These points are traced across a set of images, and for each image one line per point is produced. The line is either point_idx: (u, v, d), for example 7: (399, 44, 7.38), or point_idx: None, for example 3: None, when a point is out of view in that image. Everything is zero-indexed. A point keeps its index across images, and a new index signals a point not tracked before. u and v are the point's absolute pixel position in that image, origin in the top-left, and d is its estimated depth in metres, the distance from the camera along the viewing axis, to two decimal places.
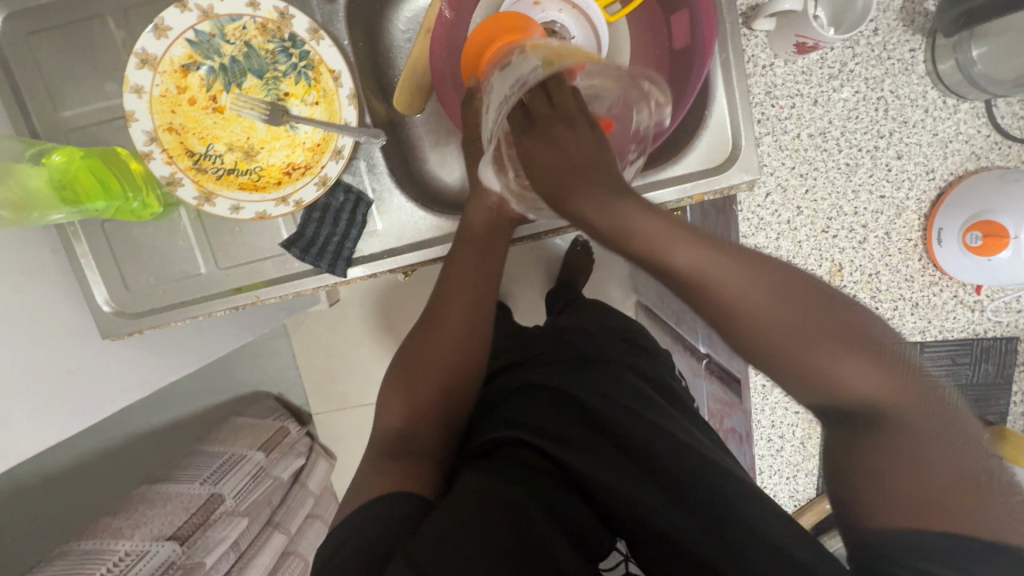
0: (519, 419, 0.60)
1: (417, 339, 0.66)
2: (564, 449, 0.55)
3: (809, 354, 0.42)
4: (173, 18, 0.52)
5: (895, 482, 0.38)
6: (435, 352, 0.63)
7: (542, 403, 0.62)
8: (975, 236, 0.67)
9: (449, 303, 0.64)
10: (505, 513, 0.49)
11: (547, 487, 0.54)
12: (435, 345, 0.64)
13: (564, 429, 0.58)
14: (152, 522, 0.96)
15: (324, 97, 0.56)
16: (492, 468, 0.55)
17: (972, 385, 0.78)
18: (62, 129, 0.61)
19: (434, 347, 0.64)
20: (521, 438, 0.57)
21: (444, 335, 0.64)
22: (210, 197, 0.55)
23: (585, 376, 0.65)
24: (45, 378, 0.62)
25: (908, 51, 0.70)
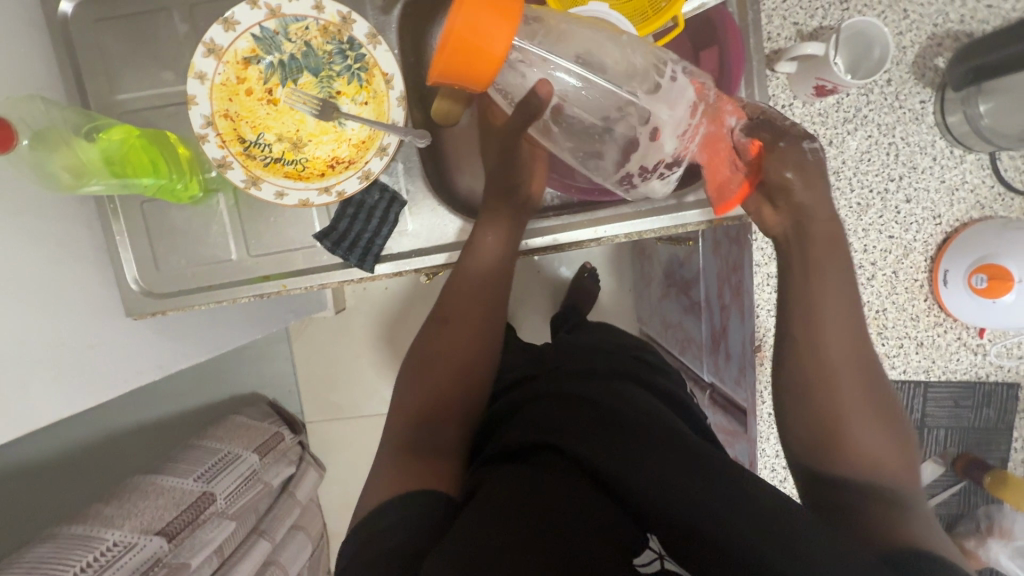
0: (539, 422, 0.60)
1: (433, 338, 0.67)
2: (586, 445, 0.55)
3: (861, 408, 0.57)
4: (243, 14, 0.56)
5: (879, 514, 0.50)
6: (456, 345, 0.66)
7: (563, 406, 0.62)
8: (980, 278, 0.70)
9: (464, 295, 0.67)
10: (527, 505, 0.48)
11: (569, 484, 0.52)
12: (456, 338, 0.66)
13: (585, 430, 0.57)
14: (143, 514, 0.93)
15: (374, 97, 0.59)
16: (513, 469, 0.54)
17: (974, 429, 0.81)
18: (117, 111, 0.63)
19: (455, 341, 0.66)
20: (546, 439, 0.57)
21: (462, 334, 0.66)
22: (257, 180, 0.57)
23: (606, 388, 0.66)
24: (62, 350, 0.62)
25: (919, 102, 0.75)
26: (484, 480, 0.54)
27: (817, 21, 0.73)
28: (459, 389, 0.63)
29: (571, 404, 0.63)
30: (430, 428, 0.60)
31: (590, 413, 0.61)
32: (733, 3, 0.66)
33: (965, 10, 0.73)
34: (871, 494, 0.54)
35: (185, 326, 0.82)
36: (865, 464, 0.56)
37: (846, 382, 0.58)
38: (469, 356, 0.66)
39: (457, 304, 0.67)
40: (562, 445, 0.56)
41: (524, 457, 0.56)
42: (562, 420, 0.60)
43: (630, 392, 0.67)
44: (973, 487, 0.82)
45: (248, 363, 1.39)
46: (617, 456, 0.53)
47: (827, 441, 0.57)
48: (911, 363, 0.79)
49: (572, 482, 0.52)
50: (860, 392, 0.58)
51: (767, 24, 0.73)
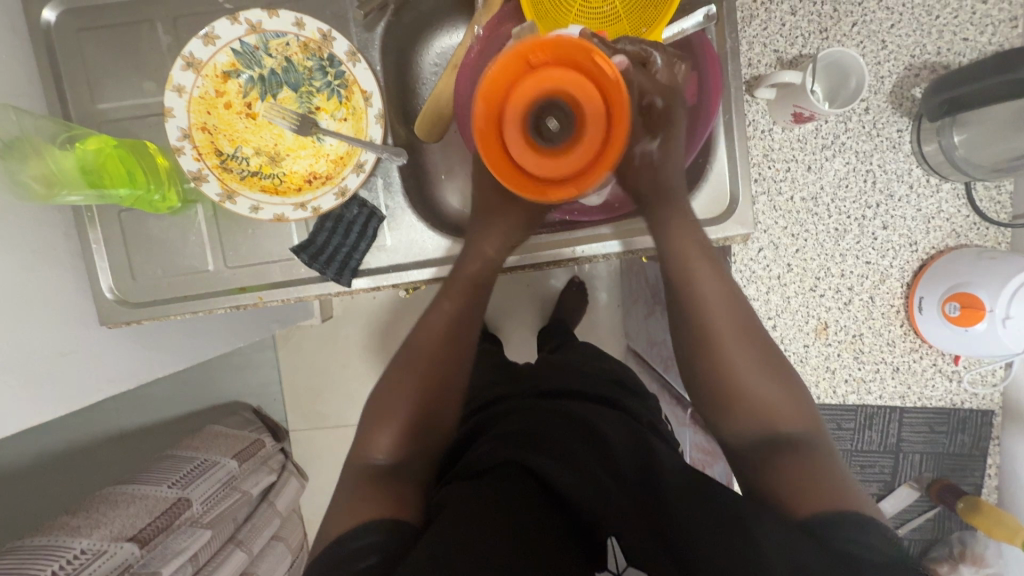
0: (505, 443, 0.60)
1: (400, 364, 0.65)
2: (554, 464, 0.56)
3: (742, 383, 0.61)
4: (223, 28, 0.57)
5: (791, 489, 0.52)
6: (412, 392, 0.62)
7: (538, 423, 0.64)
8: (953, 306, 0.71)
9: (427, 345, 0.65)
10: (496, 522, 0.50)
11: (534, 500, 0.54)
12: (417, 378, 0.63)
13: (558, 448, 0.59)
14: (113, 522, 0.92)
15: (353, 114, 0.60)
16: (474, 492, 0.54)
17: (949, 454, 0.81)
18: (97, 120, 0.63)
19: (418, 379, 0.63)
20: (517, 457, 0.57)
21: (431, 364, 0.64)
22: (232, 195, 0.57)
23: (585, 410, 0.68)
24: (32, 359, 0.61)
25: (896, 131, 0.76)
26: (451, 495, 0.55)
27: (797, 50, 0.74)
28: (422, 430, 0.61)
29: (538, 426, 0.63)
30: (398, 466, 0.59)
31: (557, 436, 0.61)
32: (714, 30, 0.67)
33: (941, 42, 0.74)
34: (771, 447, 0.57)
35: (163, 335, 0.81)
36: (758, 421, 0.59)
37: (730, 345, 0.63)
38: (428, 404, 0.62)
39: (420, 354, 0.64)
40: (525, 462, 0.56)
41: (486, 477, 0.56)
42: (526, 441, 0.60)
43: (601, 415, 0.68)
44: (948, 512, 0.82)
45: (231, 370, 1.38)
46: (581, 480, 0.55)
47: (722, 406, 0.62)
48: (887, 389, 0.80)
49: (531, 508, 0.53)
50: (746, 351, 0.63)
51: (748, 51, 0.75)
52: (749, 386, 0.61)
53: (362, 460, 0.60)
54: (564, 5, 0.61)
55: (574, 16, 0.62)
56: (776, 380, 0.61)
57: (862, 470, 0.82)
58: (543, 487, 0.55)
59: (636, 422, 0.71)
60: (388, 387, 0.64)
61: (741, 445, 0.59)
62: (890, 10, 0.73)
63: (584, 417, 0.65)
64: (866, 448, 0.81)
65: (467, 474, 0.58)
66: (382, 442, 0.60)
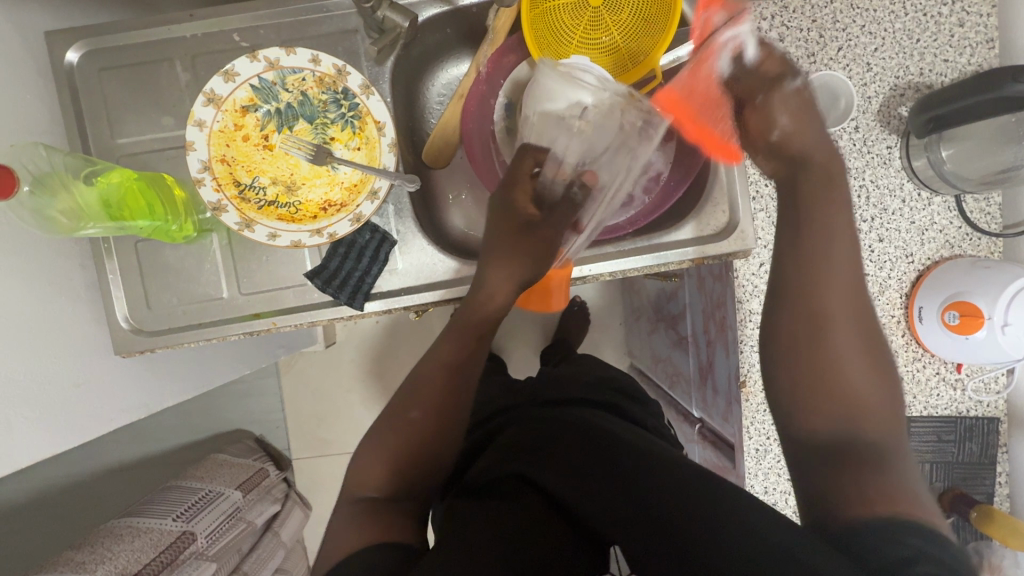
0: (510, 454, 0.65)
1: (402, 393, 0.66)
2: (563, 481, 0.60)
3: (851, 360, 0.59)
4: (243, 66, 0.59)
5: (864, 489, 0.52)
6: (412, 427, 0.63)
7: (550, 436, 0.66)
8: (953, 314, 0.73)
9: (432, 370, 0.67)
10: (501, 533, 0.53)
11: (541, 516, 0.57)
12: (417, 414, 0.64)
13: (569, 460, 0.62)
14: (119, 556, 0.91)
15: (367, 143, 0.62)
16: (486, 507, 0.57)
17: (958, 464, 0.82)
18: (115, 154, 0.65)
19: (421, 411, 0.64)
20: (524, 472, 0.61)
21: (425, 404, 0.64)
22: (251, 223, 0.59)
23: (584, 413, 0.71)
24: (46, 389, 0.61)
25: (886, 147, 0.79)
26: (463, 509, 0.58)
27: None
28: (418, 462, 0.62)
29: (540, 436, 0.67)
30: (391, 499, 0.59)
31: (561, 443, 0.65)
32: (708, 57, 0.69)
33: (923, 64, 0.77)
34: (844, 447, 0.56)
35: (173, 363, 0.82)
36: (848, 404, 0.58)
37: (846, 364, 0.59)
38: (426, 437, 0.63)
39: (418, 393, 0.65)
40: (529, 475, 0.61)
41: (491, 489, 0.60)
42: (533, 452, 0.64)
43: (603, 418, 0.70)
44: (961, 521, 0.82)
45: (234, 399, 1.37)
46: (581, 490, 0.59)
47: (801, 404, 0.60)
48: None
49: (541, 516, 0.57)
50: (859, 354, 0.60)
51: None
52: (849, 375, 0.59)
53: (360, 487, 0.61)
54: (565, 35, 0.65)
55: (575, 48, 0.65)
56: (881, 380, 0.60)
57: None
58: (545, 496, 0.60)
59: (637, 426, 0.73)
60: (389, 420, 0.64)
61: (813, 440, 0.58)
62: (872, 35, 0.77)
63: (588, 421, 0.68)
64: None
65: (469, 490, 0.62)
66: (375, 477, 0.61)
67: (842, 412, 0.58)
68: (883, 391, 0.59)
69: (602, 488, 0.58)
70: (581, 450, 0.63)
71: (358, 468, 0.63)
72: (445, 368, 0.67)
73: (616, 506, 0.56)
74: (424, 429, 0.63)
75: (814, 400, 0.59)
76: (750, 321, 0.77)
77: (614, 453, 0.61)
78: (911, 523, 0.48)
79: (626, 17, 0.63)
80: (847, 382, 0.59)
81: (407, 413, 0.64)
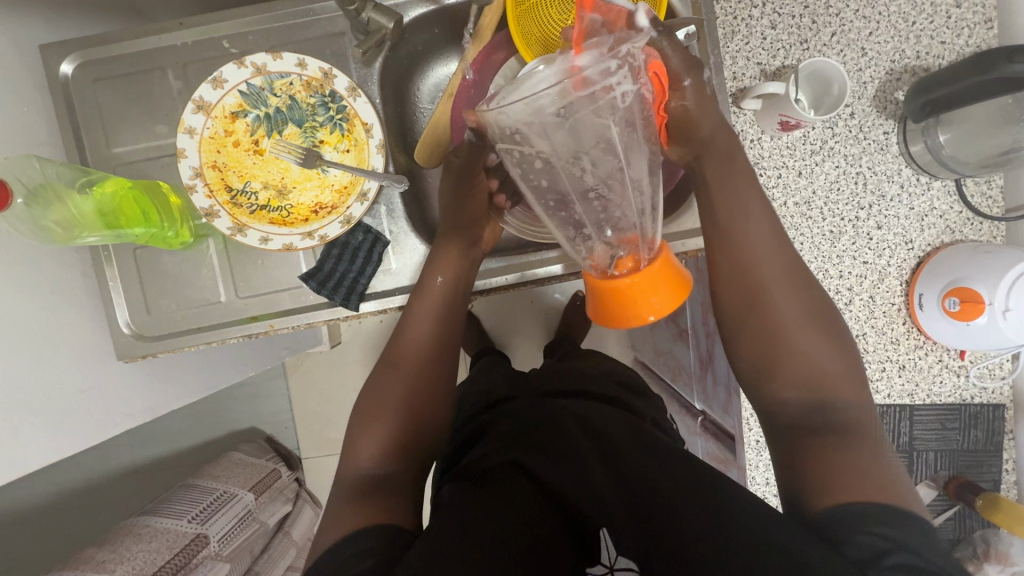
0: (508, 442, 0.66)
1: (382, 378, 0.67)
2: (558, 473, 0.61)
3: (795, 335, 0.61)
4: (231, 72, 0.60)
5: (849, 472, 0.50)
6: (395, 403, 0.64)
7: (558, 427, 0.68)
8: (953, 301, 0.72)
9: (411, 347, 0.67)
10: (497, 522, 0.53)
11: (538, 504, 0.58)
12: (397, 396, 0.65)
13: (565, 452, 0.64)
14: (135, 558, 0.94)
15: (355, 145, 0.63)
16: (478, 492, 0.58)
17: (964, 451, 0.81)
18: (111, 163, 0.67)
19: (401, 393, 0.65)
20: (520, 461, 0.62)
21: (398, 385, 0.65)
22: (242, 228, 0.61)
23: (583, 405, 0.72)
24: (53, 395, 0.63)
25: (883, 133, 0.78)
26: (454, 498, 0.59)
27: (779, 61, 0.77)
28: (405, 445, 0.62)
29: (544, 424, 0.68)
30: (387, 471, 0.60)
31: (561, 436, 0.66)
32: (696, 48, 0.68)
33: (920, 47, 0.76)
34: (813, 419, 0.57)
35: (177, 367, 0.83)
36: (810, 380, 0.59)
37: (796, 329, 0.61)
38: (416, 405, 0.65)
39: (406, 360, 0.67)
40: (524, 462, 0.62)
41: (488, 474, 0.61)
42: (534, 441, 0.65)
43: (602, 411, 0.71)
44: (967, 510, 0.81)
45: (242, 401, 1.39)
46: (573, 478, 0.61)
47: (767, 376, 0.62)
48: (894, 387, 0.80)
49: (533, 499, 0.59)
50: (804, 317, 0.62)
51: (731, 65, 0.77)
52: (809, 357, 0.60)
53: (352, 470, 0.60)
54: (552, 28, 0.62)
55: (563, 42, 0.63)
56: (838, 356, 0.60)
57: None
58: (540, 483, 0.60)
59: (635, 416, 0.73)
60: (374, 396, 0.65)
61: (780, 404, 0.60)
62: (867, 19, 0.76)
63: (584, 413, 0.70)
64: None
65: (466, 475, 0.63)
66: (370, 445, 0.62)
67: (804, 376, 0.59)
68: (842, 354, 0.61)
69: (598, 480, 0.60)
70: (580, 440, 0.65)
71: (349, 451, 0.63)
72: (426, 343, 0.67)
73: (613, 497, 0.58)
74: (405, 406, 0.64)
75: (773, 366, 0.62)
76: None
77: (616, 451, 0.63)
78: (865, 510, 0.47)
79: None
80: (806, 360, 0.60)
81: (386, 391, 0.65)
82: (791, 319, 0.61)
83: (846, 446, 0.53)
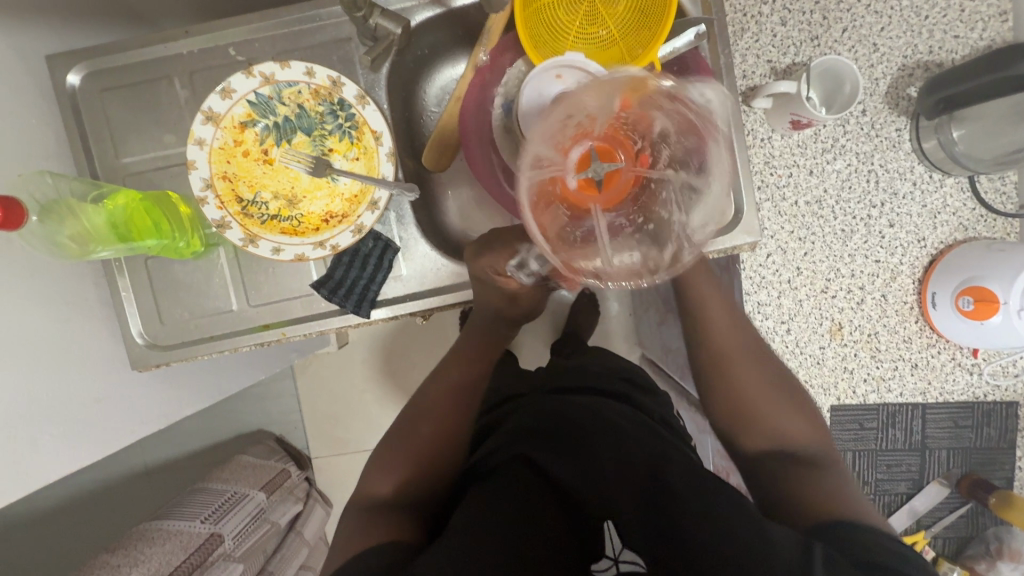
0: (519, 439, 0.66)
1: (405, 414, 0.69)
2: (569, 473, 0.61)
3: (747, 384, 0.63)
4: (239, 83, 0.60)
5: (822, 498, 0.53)
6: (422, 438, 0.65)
7: (570, 423, 0.66)
8: (967, 300, 0.71)
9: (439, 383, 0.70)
10: (503, 535, 0.53)
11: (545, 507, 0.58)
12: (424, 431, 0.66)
13: (582, 450, 0.63)
14: (151, 560, 0.95)
15: (364, 153, 0.63)
16: (486, 490, 0.59)
17: (976, 449, 0.81)
18: (121, 173, 0.67)
19: (430, 427, 0.66)
20: (532, 461, 0.62)
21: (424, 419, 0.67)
22: (254, 239, 0.61)
23: (592, 402, 0.71)
24: (70, 406, 0.64)
25: (895, 130, 0.77)
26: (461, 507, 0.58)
27: (790, 58, 0.76)
28: (430, 473, 0.64)
29: (556, 419, 0.68)
30: (411, 496, 0.62)
31: (572, 435, 0.65)
32: (706, 47, 0.67)
33: (932, 42, 0.75)
34: (787, 462, 0.58)
35: (189, 372, 0.83)
36: (771, 430, 0.61)
37: (750, 372, 0.63)
38: (447, 437, 0.66)
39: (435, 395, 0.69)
40: (536, 460, 0.62)
41: (493, 473, 0.63)
42: (545, 438, 0.65)
43: (613, 408, 0.69)
44: (979, 507, 0.82)
45: (253, 401, 1.40)
46: (584, 476, 0.61)
47: (735, 430, 0.63)
48: (907, 385, 0.80)
49: (541, 498, 0.59)
50: (765, 387, 0.63)
51: (742, 63, 0.76)
52: (763, 406, 0.62)
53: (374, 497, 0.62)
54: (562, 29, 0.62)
55: (571, 44, 0.62)
56: (792, 404, 0.62)
57: (887, 470, 0.82)
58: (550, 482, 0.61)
59: (646, 416, 0.73)
60: (399, 430, 0.67)
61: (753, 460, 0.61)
62: (879, 14, 0.75)
63: (593, 409, 0.68)
64: (891, 447, 0.81)
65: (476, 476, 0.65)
66: (394, 478, 0.63)
67: (764, 428, 0.61)
68: (798, 405, 0.62)
69: (605, 478, 0.60)
70: (592, 437, 0.64)
71: (370, 482, 0.64)
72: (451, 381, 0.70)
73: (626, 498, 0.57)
74: (434, 439, 0.65)
75: (744, 426, 0.62)
76: (758, 313, 0.79)
77: (627, 445, 0.61)
78: (869, 531, 0.47)
79: (621, 9, 0.60)
80: (767, 414, 0.61)
81: (414, 426, 0.67)
82: (738, 362, 0.63)
83: (809, 481, 0.55)
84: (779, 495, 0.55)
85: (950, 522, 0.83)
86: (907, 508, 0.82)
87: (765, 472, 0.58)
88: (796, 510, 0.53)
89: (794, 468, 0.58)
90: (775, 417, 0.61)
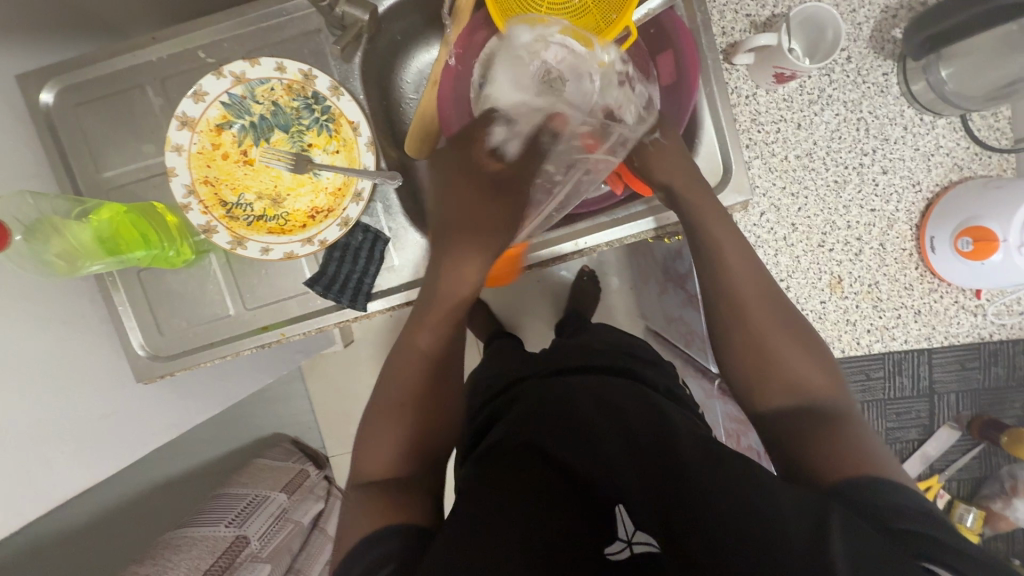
0: (520, 422, 0.66)
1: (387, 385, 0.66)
2: (572, 453, 0.60)
3: (756, 325, 0.62)
4: (211, 84, 0.60)
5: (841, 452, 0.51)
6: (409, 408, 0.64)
7: (574, 404, 0.66)
8: (966, 241, 0.70)
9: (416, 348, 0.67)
10: (515, 516, 0.52)
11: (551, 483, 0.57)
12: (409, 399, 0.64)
13: (586, 428, 0.62)
14: (180, 565, 0.97)
15: (344, 145, 0.62)
16: (490, 473, 0.59)
17: (984, 389, 0.81)
18: (104, 188, 0.66)
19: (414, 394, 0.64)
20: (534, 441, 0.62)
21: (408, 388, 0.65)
22: (242, 241, 0.61)
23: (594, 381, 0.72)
24: (78, 422, 0.64)
25: (882, 74, 0.75)
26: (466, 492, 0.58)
27: (768, 10, 0.74)
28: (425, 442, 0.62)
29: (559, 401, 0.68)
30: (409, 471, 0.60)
31: (575, 414, 0.65)
32: (681, 6, 0.66)
33: None
34: (806, 415, 0.57)
35: (196, 381, 0.84)
36: (788, 379, 0.59)
37: (761, 316, 0.63)
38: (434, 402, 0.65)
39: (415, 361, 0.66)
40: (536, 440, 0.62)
41: (493, 456, 0.62)
42: (550, 418, 0.65)
43: (615, 389, 0.69)
44: (991, 447, 0.82)
45: (264, 406, 1.41)
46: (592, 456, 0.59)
47: (752, 383, 0.61)
48: (911, 332, 0.80)
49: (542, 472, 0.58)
50: (778, 330, 0.62)
51: (720, 19, 0.75)
52: (781, 352, 0.61)
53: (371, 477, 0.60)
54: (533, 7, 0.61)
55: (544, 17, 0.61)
56: (806, 349, 0.61)
57: (897, 417, 0.82)
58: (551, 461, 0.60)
59: (648, 387, 0.74)
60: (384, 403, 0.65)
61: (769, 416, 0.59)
62: None
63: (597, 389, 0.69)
64: (899, 394, 0.82)
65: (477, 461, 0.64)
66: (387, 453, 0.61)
67: (782, 378, 0.59)
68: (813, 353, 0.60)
69: (607, 455, 0.59)
70: (596, 415, 0.64)
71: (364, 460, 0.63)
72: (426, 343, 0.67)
73: (630, 477, 0.56)
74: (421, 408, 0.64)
75: (761, 375, 0.61)
76: None
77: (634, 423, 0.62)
78: (878, 481, 0.48)
79: None
80: (783, 363, 0.60)
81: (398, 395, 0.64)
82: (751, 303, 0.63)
83: (829, 433, 0.54)
84: (798, 455, 0.53)
85: (962, 464, 0.84)
86: (918, 454, 0.83)
87: (784, 430, 0.56)
88: (812, 469, 0.51)
89: (814, 421, 0.56)
90: (791, 365, 0.60)
